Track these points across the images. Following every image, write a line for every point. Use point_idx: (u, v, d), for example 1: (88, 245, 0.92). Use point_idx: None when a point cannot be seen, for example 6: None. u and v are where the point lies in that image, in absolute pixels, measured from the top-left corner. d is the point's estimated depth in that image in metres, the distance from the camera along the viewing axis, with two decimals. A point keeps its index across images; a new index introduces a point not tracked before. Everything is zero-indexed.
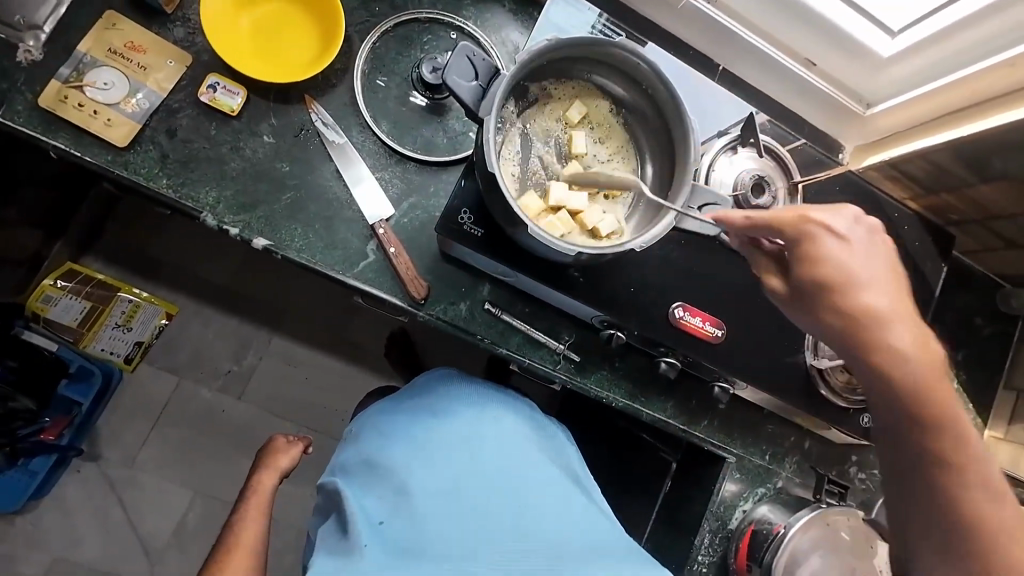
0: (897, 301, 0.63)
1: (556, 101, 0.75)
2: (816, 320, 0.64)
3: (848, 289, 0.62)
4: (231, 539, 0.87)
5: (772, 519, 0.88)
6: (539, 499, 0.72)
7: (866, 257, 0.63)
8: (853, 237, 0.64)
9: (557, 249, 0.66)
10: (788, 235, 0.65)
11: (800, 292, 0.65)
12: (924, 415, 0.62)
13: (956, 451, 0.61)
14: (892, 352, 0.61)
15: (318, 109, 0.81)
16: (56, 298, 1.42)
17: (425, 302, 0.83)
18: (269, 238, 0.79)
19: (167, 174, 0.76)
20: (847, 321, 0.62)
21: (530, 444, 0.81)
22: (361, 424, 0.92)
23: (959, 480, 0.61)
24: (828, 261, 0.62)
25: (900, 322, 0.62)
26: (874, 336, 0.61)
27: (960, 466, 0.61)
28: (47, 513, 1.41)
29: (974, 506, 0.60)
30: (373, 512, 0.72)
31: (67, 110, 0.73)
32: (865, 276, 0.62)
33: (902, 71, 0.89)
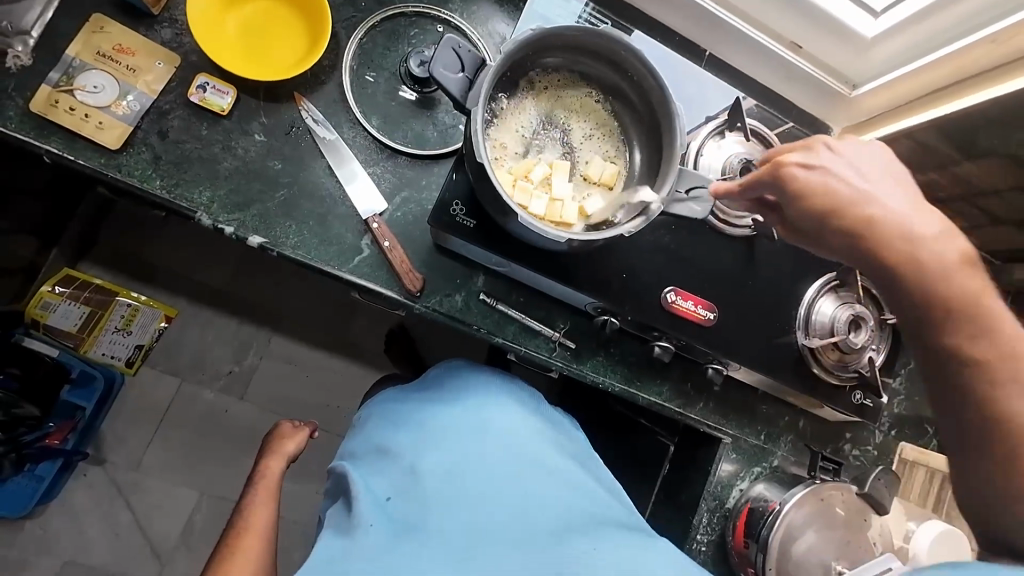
0: (902, 203, 0.61)
1: (545, 91, 0.75)
2: (828, 251, 0.64)
3: (845, 207, 0.61)
4: (242, 522, 0.89)
5: (768, 496, 0.90)
6: (540, 477, 0.74)
7: (850, 175, 0.62)
8: (830, 164, 0.63)
9: (549, 236, 0.67)
10: (771, 184, 0.65)
11: (804, 230, 0.65)
12: (943, 317, 0.59)
13: (996, 350, 0.57)
14: (907, 257, 0.60)
15: (308, 106, 0.82)
16: (55, 304, 1.43)
17: (421, 295, 0.84)
18: (264, 236, 0.80)
19: (161, 175, 0.77)
20: (852, 240, 0.61)
21: (537, 428, 0.82)
22: (370, 412, 0.94)
23: (1000, 380, 0.56)
24: (818, 190, 0.62)
25: (902, 220, 0.60)
26: (879, 246, 0.60)
27: (999, 367, 0.57)
28: (55, 517, 1.43)
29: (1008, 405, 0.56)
30: (379, 491, 0.74)
31: (59, 115, 0.74)
32: (860, 195, 0.61)
33: (886, 51, 0.89)
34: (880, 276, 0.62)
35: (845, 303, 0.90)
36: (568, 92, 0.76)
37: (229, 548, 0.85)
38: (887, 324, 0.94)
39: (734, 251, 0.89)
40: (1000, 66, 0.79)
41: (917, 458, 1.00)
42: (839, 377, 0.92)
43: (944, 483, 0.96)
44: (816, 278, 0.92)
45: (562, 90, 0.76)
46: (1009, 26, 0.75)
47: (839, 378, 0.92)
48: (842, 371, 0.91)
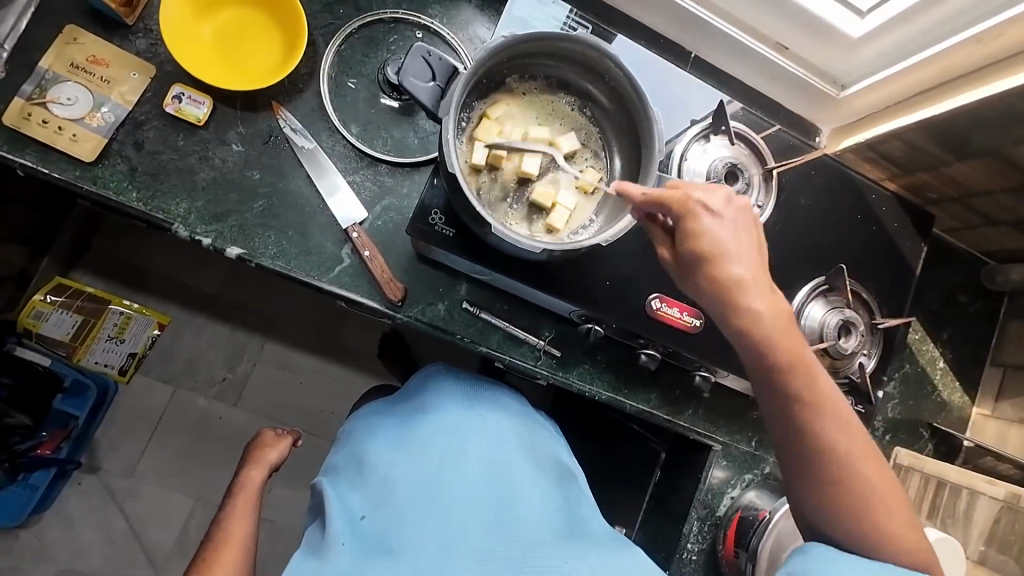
0: (757, 268, 0.63)
1: (523, 98, 0.74)
2: (695, 288, 0.65)
3: (719, 260, 0.62)
4: (220, 534, 0.88)
5: (758, 504, 0.89)
6: (518, 492, 0.72)
7: (732, 230, 0.63)
8: (722, 216, 0.63)
9: (523, 246, 0.66)
10: (672, 211, 0.64)
11: (684, 264, 0.65)
12: (779, 362, 0.62)
13: (814, 391, 0.62)
14: (753, 318, 0.62)
15: (286, 115, 0.81)
16: (47, 313, 1.43)
17: (403, 304, 0.83)
18: (242, 247, 0.79)
19: (137, 187, 0.76)
20: (720, 289, 0.63)
21: (518, 442, 0.81)
22: (351, 426, 0.92)
23: (820, 420, 0.62)
24: (701, 235, 0.62)
25: (757, 286, 0.63)
26: (732, 301, 0.62)
27: (821, 412, 0.62)
28: (50, 525, 1.42)
29: (837, 458, 0.61)
30: (354, 507, 0.73)
31: (32, 127, 0.73)
32: (732, 248, 0.63)
33: (873, 51, 0.88)
34: (727, 324, 0.64)
35: (833, 308, 0.89)
36: (546, 99, 0.75)
37: (205, 562, 0.84)
38: (878, 329, 0.93)
39: None
40: (983, 69, 0.78)
41: (911, 462, 0.99)
42: None
43: (940, 489, 0.94)
44: (805, 282, 0.91)
45: (539, 97, 0.75)
46: (996, 24, 0.73)
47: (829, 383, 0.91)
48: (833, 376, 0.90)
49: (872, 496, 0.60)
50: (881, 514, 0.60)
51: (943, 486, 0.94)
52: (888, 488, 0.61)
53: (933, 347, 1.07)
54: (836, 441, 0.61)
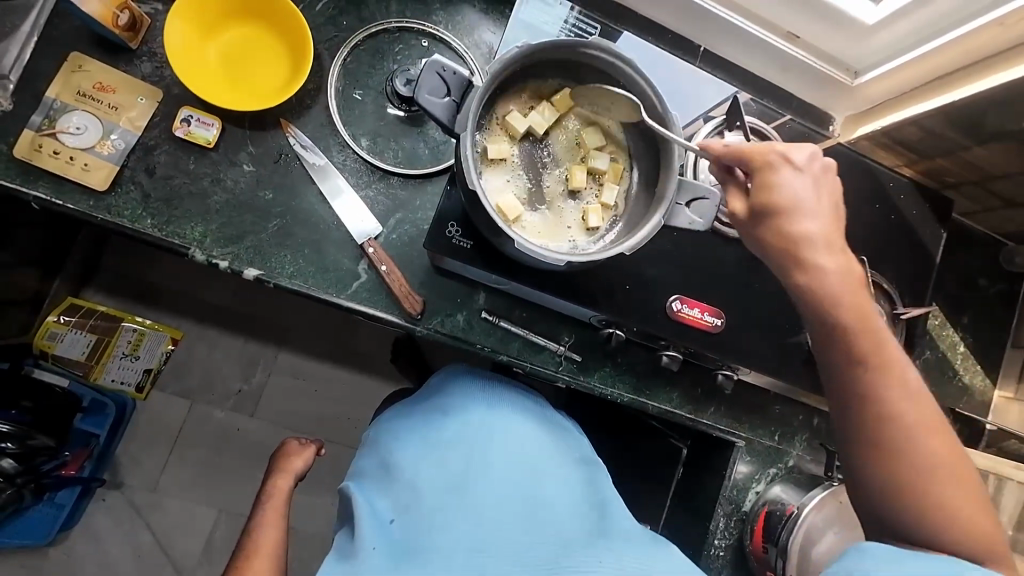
0: (832, 228, 0.62)
1: (521, 108, 0.72)
2: (757, 241, 0.64)
3: (792, 212, 0.61)
4: (251, 544, 0.89)
5: (785, 499, 0.89)
6: (546, 490, 0.73)
7: (807, 184, 0.62)
8: (807, 169, 0.62)
9: (546, 259, 0.65)
10: (750, 166, 0.63)
11: (755, 218, 0.63)
12: (842, 321, 0.60)
13: (881, 357, 0.60)
14: (813, 268, 0.61)
15: (295, 132, 0.80)
16: (62, 334, 1.44)
17: (422, 317, 0.83)
18: (259, 268, 0.78)
19: (151, 213, 0.76)
20: (780, 239, 0.62)
21: (541, 442, 0.81)
22: (375, 430, 0.91)
23: (890, 397, 0.59)
24: (778, 184, 0.62)
25: (823, 245, 0.61)
26: (798, 249, 0.61)
27: (880, 372, 0.59)
28: (78, 542, 1.44)
29: (894, 416, 0.58)
30: (383, 512, 0.72)
31: (44, 159, 0.72)
32: (804, 202, 0.61)
33: (886, 38, 0.85)
34: (791, 276, 0.62)
35: None
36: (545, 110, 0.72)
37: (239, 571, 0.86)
38: (899, 320, 0.93)
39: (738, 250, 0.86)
40: (1002, 54, 0.76)
41: None
42: None
43: None
44: None
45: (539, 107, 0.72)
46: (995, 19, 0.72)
47: None
48: None
49: (944, 472, 0.56)
50: (945, 481, 0.56)
51: None
52: (942, 446, 0.57)
53: (953, 332, 1.06)
54: (900, 411, 0.58)
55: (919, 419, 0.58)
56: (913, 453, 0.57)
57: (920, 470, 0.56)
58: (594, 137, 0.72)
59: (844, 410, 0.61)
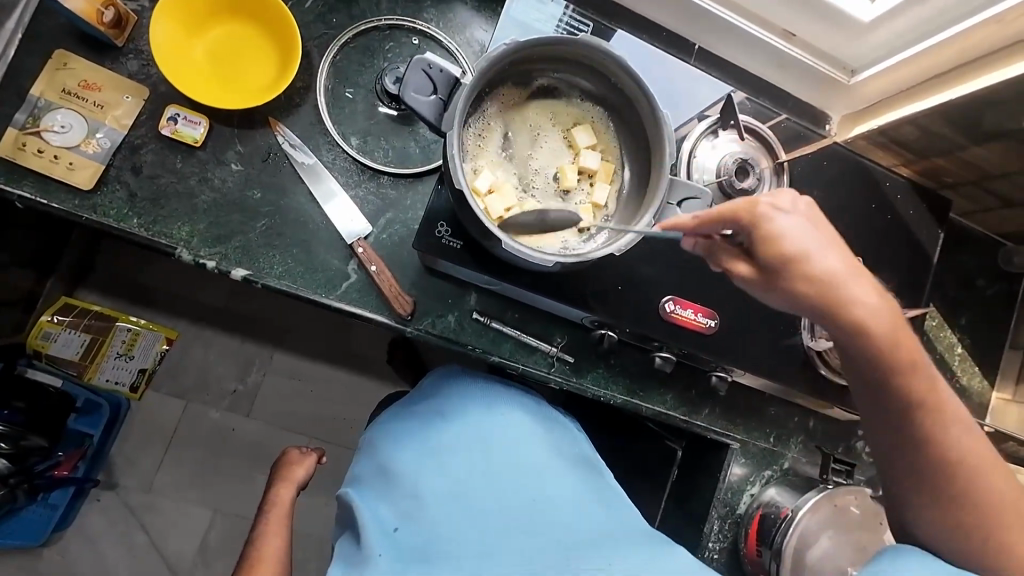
0: (849, 261, 0.60)
1: (508, 109, 0.71)
2: (787, 296, 0.60)
3: (806, 261, 0.59)
4: (254, 552, 0.88)
5: (779, 502, 0.88)
6: (549, 492, 0.73)
7: (812, 234, 0.60)
8: (799, 216, 0.60)
9: (534, 260, 0.64)
10: (740, 223, 0.60)
11: (766, 278, 0.60)
12: (897, 364, 0.61)
13: (934, 396, 0.61)
14: (851, 311, 0.59)
15: (284, 131, 0.79)
16: (55, 334, 1.43)
17: (413, 317, 0.82)
18: (247, 268, 0.78)
19: (137, 212, 0.75)
20: (816, 291, 0.59)
21: (541, 441, 0.79)
22: (372, 431, 0.90)
23: (942, 426, 0.61)
24: (783, 236, 0.58)
25: (852, 280, 0.60)
26: (835, 296, 0.59)
27: (936, 413, 0.61)
28: (72, 543, 1.44)
29: (949, 452, 0.61)
30: (385, 519, 0.72)
31: (27, 158, 0.72)
32: (813, 248, 0.59)
33: (882, 35, 0.84)
34: (839, 321, 0.60)
35: None
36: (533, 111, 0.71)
37: None
38: None
39: None
40: (1000, 51, 0.74)
41: None
42: None
43: None
44: None
45: (527, 108, 0.72)
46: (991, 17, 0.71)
47: None
48: None
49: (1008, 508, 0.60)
50: (1002, 519, 0.60)
51: None
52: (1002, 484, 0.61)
53: (951, 333, 1.05)
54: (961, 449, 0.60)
55: (969, 445, 0.61)
56: (980, 494, 0.60)
57: (993, 514, 0.60)
58: (585, 136, 0.71)
59: (903, 456, 0.63)
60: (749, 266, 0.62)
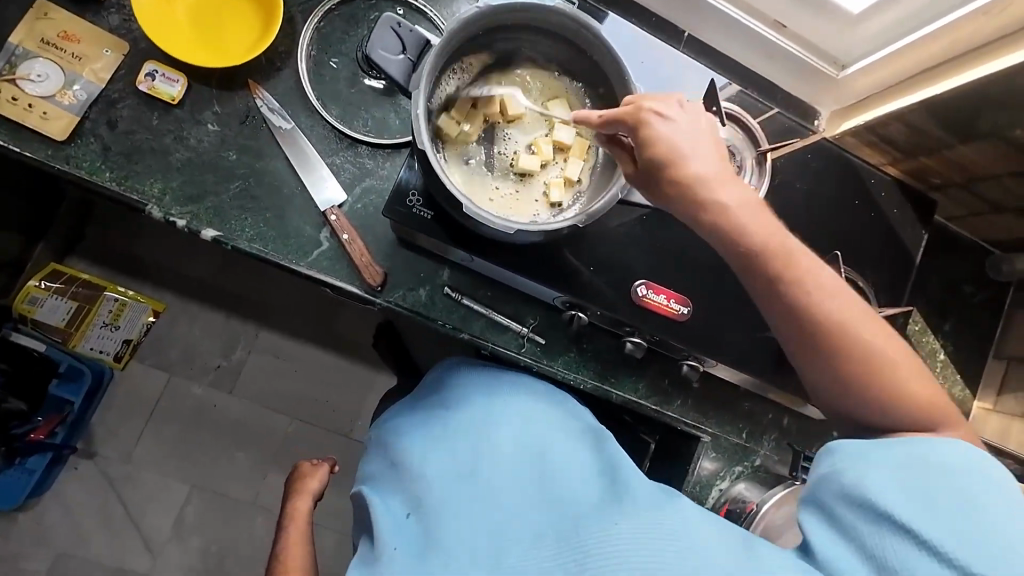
0: (716, 164, 0.61)
1: (484, 78, 0.71)
2: (663, 200, 0.62)
3: (677, 163, 0.60)
4: (278, 563, 0.87)
5: (746, 497, 0.86)
6: (560, 461, 0.69)
7: (684, 123, 0.61)
8: (680, 119, 0.61)
9: (496, 227, 0.64)
10: (628, 125, 0.61)
11: (644, 173, 0.62)
12: (755, 253, 0.60)
13: (795, 270, 0.61)
14: (720, 208, 0.60)
15: (263, 94, 0.79)
16: (42, 299, 1.43)
17: (383, 289, 0.82)
18: (218, 230, 0.77)
19: (111, 167, 0.75)
20: (681, 193, 0.60)
21: (546, 416, 0.76)
22: (381, 429, 0.88)
23: (827, 312, 0.60)
24: (658, 139, 0.60)
25: (723, 183, 0.61)
26: (700, 195, 0.60)
27: (816, 298, 0.60)
28: (47, 510, 1.44)
29: (847, 332, 0.60)
30: (399, 510, 0.70)
31: (2, 105, 0.72)
32: (687, 148, 0.60)
33: (871, 28, 0.83)
34: (704, 229, 0.62)
35: None
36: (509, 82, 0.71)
37: None
38: None
39: (711, 240, 0.85)
40: (990, 44, 0.73)
41: None
42: None
43: None
44: None
45: (503, 79, 0.71)
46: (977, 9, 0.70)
47: None
48: None
49: (903, 377, 0.60)
50: (904, 376, 0.60)
51: None
52: (888, 343, 0.61)
53: (934, 339, 1.03)
54: (860, 332, 0.60)
55: (875, 336, 0.60)
56: (879, 363, 0.60)
57: (889, 382, 0.60)
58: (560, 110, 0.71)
59: (810, 345, 0.62)
60: (635, 164, 0.63)
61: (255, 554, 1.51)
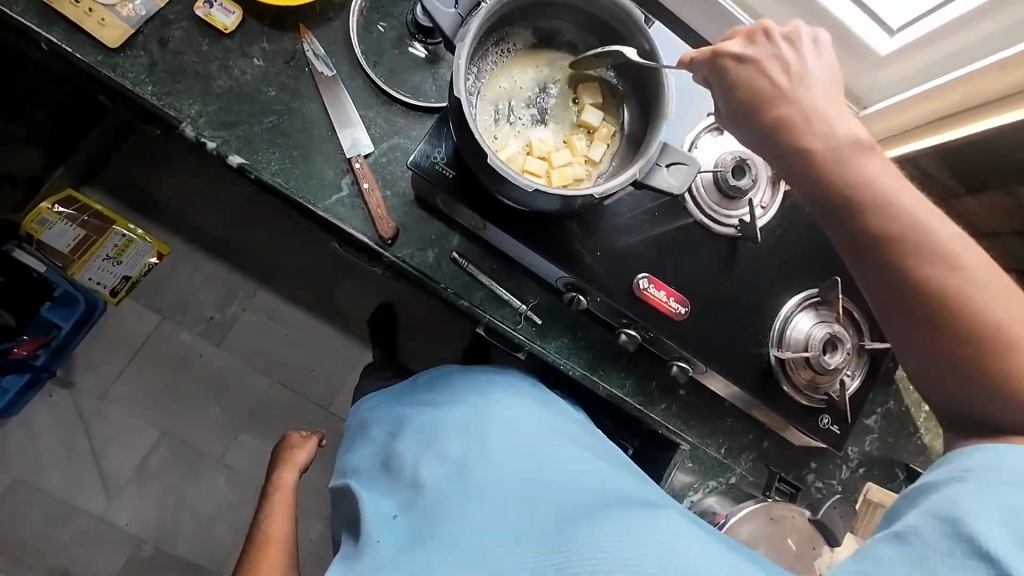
0: (828, 101, 0.62)
1: (526, 48, 0.73)
2: (764, 150, 0.63)
3: (776, 105, 0.61)
4: (261, 533, 0.88)
5: (716, 509, 0.89)
6: (547, 462, 0.67)
7: (815, 59, 0.63)
8: (763, 55, 0.63)
9: (518, 182, 0.67)
10: (703, 70, 0.64)
11: (738, 114, 0.64)
12: (866, 206, 0.58)
13: (910, 224, 0.57)
14: (832, 153, 0.60)
15: (311, 40, 0.82)
16: (52, 222, 1.43)
17: (393, 243, 0.84)
18: (245, 158, 0.79)
19: (154, 81, 0.77)
20: (786, 133, 0.61)
21: (536, 417, 0.75)
22: (373, 423, 0.90)
23: (919, 258, 0.56)
24: (740, 82, 0.62)
25: (829, 121, 0.61)
26: (799, 139, 0.61)
27: (904, 248, 0.57)
28: (13, 432, 1.42)
29: (930, 282, 0.56)
30: (387, 508, 0.69)
31: (63, 5, 0.74)
32: (785, 86, 0.61)
33: (895, 72, 0.87)
34: (804, 180, 0.61)
35: (821, 321, 0.87)
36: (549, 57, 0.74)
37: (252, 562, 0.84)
38: (865, 350, 0.91)
39: (717, 249, 0.87)
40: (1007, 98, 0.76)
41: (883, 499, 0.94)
42: (808, 398, 0.89)
43: None
44: (797, 292, 0.89)
45: (543, 53, 0.74)
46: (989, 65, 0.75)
47: (807, 398, 0.89)
48: (812, 390, 0.88)
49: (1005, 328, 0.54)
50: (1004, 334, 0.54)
51: None
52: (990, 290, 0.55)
53: None
54: (931, 274, 0.56)
55: (978, 282, 0.55)
56: (972, 321, 0.54)
57: (984, 335, 0.54)
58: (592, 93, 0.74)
59: (887, 314, 0.59)
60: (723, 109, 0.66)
61: (211, 511, 1.48)
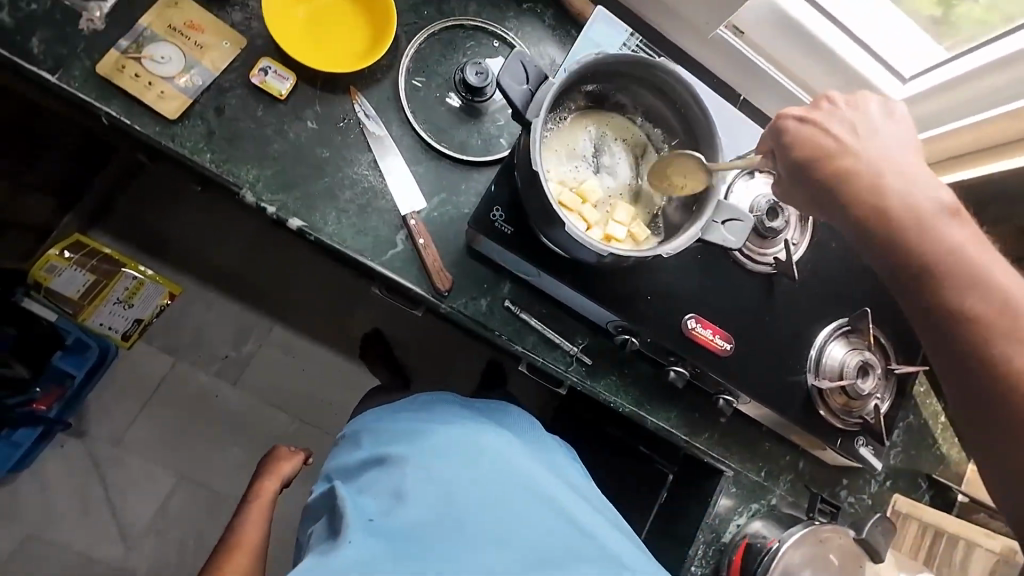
0: (903, 159, 0.70)
1: (582, 112, 0.78)
2: (821, 192, 0.70)
3: (833, 156, 0.69)
4: (232, 538, 0.87)
5: (765, 533, 0.91)
6: (537, 507, 0.69)
7: (884, 124, 0.72)
8: (832, 119, 0.72)
9: (590, 246, 0.69)
10: (772, 129, 0.73)
11: (802, 163, 0.70)
12: (911, 242, 0.65)
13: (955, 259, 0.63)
14: (889, 195, 0.67)
15: (363, 101, 0.85)
16: (60, 269, 1.37)
17: (448, 294, 0.86)
18: (303, 220, 0.81)
19: (212, 149, 0.78)
20: (843, 178, 0.68)
21: (528, 458, 0.78)
22: (358, 427, 0.87)
23: (959, 295, 0.62)
24: (803, 137, 0.70)
25: (894, 173, 0.69)
26: (858, 183, 0.68)
27: (952, 279, 0.63)
28: (26, 486, 1.39)
29: (969, 312, 0.61)
30: (367, 509, 0.67)
31: (123, 79, 0.76)
32: (847, 143, 0.70)
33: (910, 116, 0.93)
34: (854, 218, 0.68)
35: (854, 349, 0.92)
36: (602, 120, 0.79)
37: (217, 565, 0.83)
38: (893, 373, 0.97)
39: (754, 285, 0.92)
40: None
41: (911, 510, 1.04)
42: (844, 422, 0.94)
43: (937, 537, 1.00)
44: (828, 322, 0.94)
45: (597, 116, 0.78)
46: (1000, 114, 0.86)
47: (843, 422, 0.94)
48: (847, 415, 0.94)
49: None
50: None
51: (940, 535, 1.00)
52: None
53: (938, 403, 1.10)
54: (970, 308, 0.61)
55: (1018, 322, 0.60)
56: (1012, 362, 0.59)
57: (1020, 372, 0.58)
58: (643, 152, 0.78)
59: (931, 340, 0.64)
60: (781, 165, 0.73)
61: None
